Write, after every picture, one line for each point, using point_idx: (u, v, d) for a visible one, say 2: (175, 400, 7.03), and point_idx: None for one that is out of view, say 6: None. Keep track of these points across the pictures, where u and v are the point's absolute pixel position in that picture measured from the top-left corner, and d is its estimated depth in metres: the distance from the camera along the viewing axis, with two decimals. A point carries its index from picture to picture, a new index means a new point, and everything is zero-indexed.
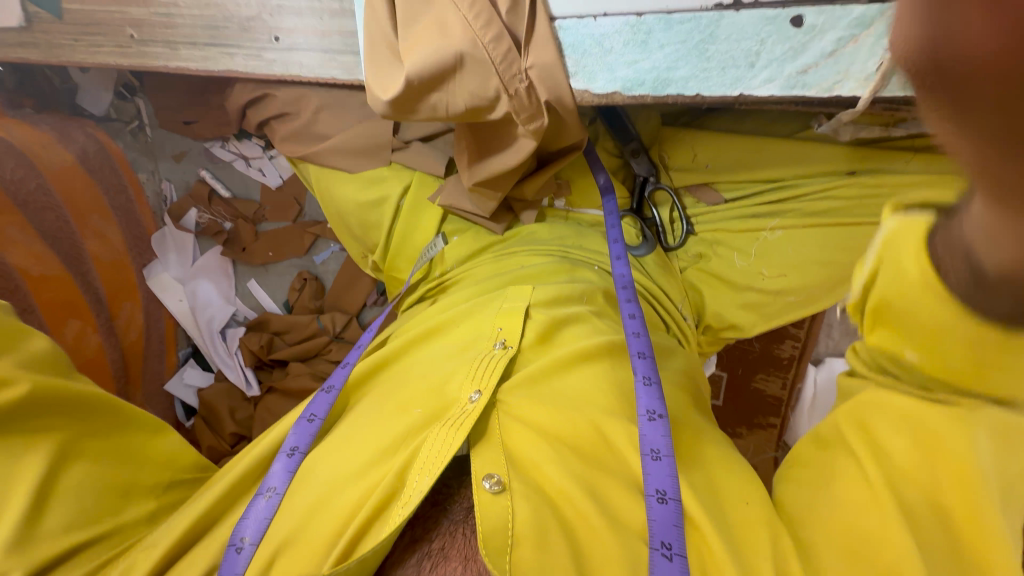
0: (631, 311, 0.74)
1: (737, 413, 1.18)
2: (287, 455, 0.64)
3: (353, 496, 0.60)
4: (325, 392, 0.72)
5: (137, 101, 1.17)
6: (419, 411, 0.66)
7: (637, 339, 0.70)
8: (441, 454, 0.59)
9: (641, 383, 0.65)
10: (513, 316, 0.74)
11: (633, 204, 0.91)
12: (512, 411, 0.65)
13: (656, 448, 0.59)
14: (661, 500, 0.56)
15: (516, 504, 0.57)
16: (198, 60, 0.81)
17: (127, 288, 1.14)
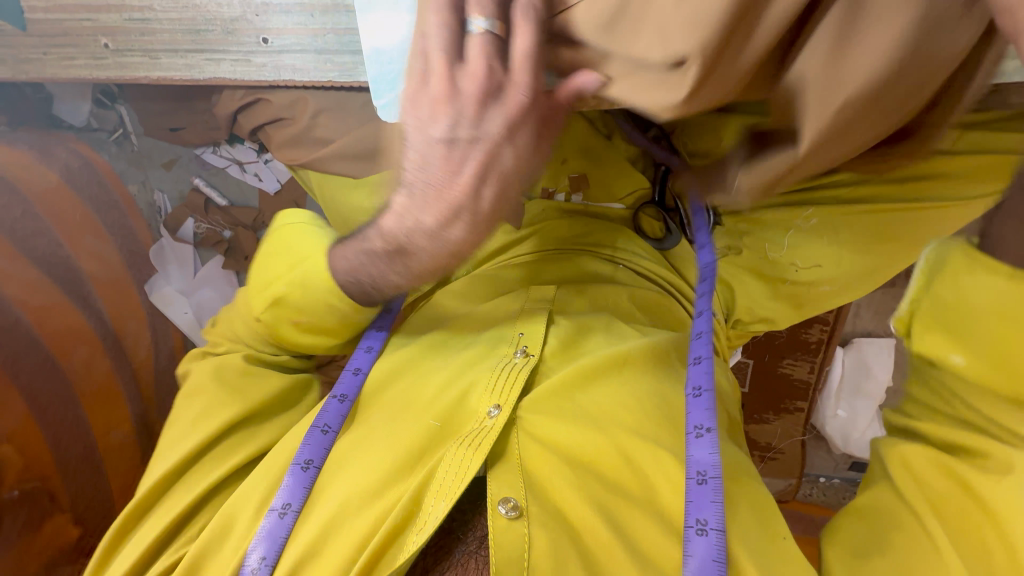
0: (700, 307, 0.70)
1: (761, 398, 1.14)
2: (301, 468, 0.64)
3: (365, 521, 0.61)
4: (337, 400, 0.70)
5: (118, 108, 1.07)
6: (435, 422, 0.66)
7: (700, 341, 0.68)
8: (459, 476, 0.59)
9: (691, 396, 0.64)
10: (535, 320, 0.73)
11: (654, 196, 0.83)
12: (531, 425, 0.65)
13: (702, 469, 0.59)
14: (702, 532, 0.56)
15: (532, 532, 0.57)
16: (181, 68, 0.74)
17: (132, 307, 1.07)
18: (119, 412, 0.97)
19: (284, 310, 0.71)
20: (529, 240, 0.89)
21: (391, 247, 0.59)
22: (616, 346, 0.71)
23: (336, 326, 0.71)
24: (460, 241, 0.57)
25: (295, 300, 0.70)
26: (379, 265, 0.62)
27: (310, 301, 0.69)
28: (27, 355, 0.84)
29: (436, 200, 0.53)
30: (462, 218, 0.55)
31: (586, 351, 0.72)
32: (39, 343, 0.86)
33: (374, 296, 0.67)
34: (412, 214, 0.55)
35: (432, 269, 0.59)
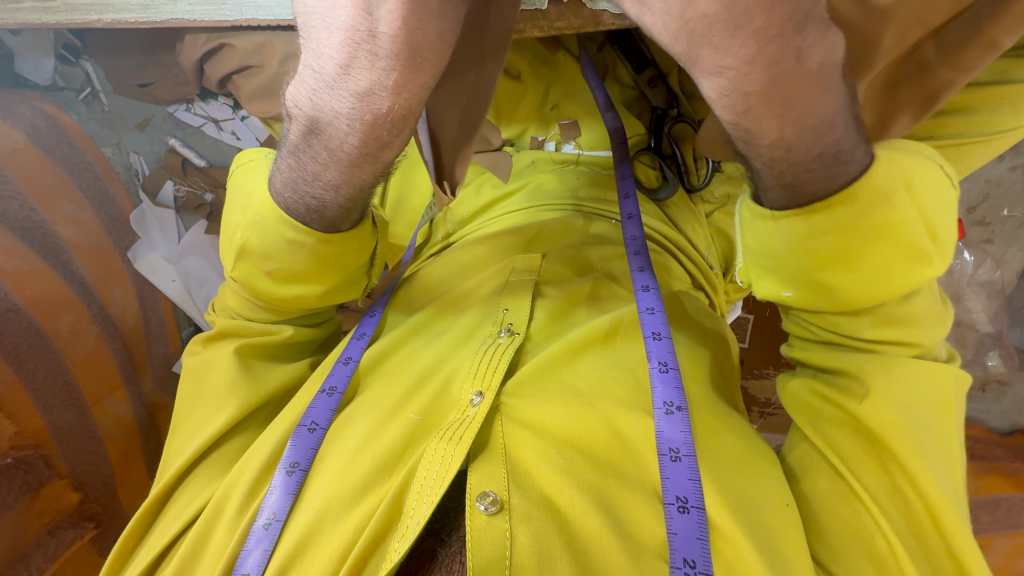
0: (642, 282, 0.69)
1: (765, 352, 1.13)
2: (287, 473, 0.61)
3: (348, 526, 0.56)
4: (326, 394, 0.67)
5: (84, 64, 1.05)
6: (415, 416, 0.62)
7: (652, 317, 0.66)
8: (440, 475, 0.56)
9: (657, 371, 0.62)
10: (519, 295, 0.71)
11: (652, 142, 0.83)
12: (516, 410, 0.61)
13: (675, 446, 0.58)
14: (683, 509, 0.55)
15: (513, 528, 0.53)
16: (136, 10, 0.70)
17: (115, 274, 1.03)
18: (111, 378, 0.96)
19: (251, 264, 0.66)
20: (519, 194, 0.87)
21: (322, 132, 0.50)
22: (602, 317, 0.69)
23: (309, 266, 0.64)
24: (397, 120, 0.47)
25: (255, 247, 0.64)
26: (314, 157, 0.53)
27: (275, 241, 0.63)
28: (12, 318, 0.82)
29: (347, 53, 0.43)
30: (392, 94, 0.45)
31: (571, 323, 0.70)
32: (21, 309, 0.84)
33: (330, 216, 0.60)
34: (335, 97, 0.46)
35: (369, 155, 0.51)
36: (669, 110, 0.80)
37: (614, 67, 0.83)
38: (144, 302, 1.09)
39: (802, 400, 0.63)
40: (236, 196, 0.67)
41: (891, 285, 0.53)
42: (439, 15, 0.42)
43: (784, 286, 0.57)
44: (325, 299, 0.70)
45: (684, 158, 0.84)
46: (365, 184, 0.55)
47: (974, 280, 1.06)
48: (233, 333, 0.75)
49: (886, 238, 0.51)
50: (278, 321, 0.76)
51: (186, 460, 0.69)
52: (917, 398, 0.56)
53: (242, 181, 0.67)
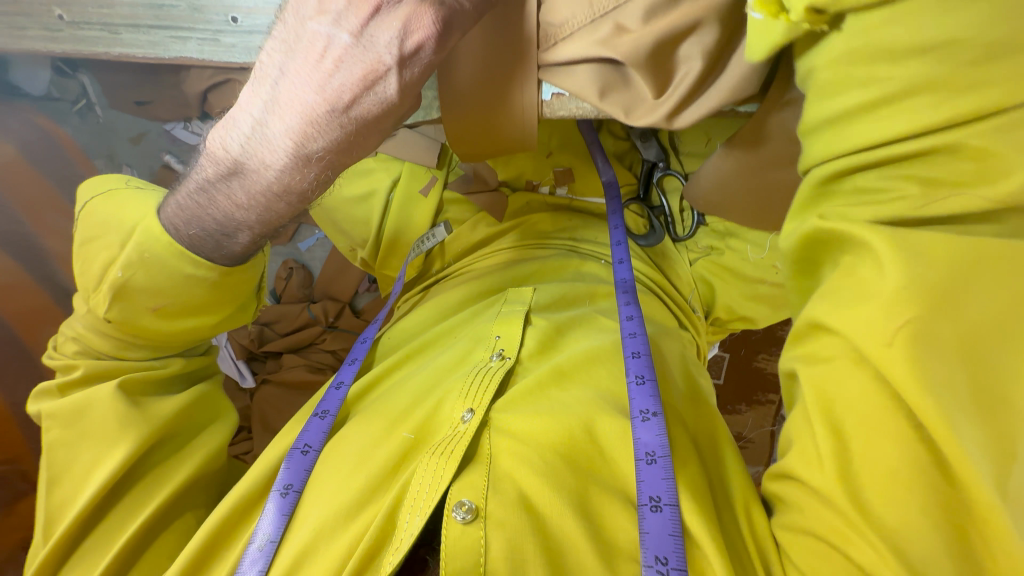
0: (629, 313, 0.73)
1: (739, 389, 1.17)
2: (281, 495, 0.63)
3: (343, 541, 0.58)
4: (319, 418, 0.70)
5: (80, 78, 1.04)
6: (409, 434, 0.65)
7: (634, 339, 0.70)
8: (432, 489, 0.58)
9: (633, 383, 0.65)
10: (512, 323, 0.74)
11: (640, 192, 0.88)
12: (505, 423, 0.63)
13: (651, 449, 0.60)
14: (656, 508, 0.56)
15: (489, 535, 0.55)
16: (144, 46, 0.70)
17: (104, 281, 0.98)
18: None
19: (133, 302, 0.63)
20: (512, 232, 0.90)
21: (243, 175, 0.53)
22: (593, 341, 0.72)
23: (205, 298, 0.64)
24: (321, 179, 0.54)
25: (141, 283, 0.61)
26: (228, 197, 0.55)
27: (169, 277, 0.61)
28: None
29: (297, 128, 0.49)
30: (325, 164, 0.52)
31: (562, 349, 0.72)
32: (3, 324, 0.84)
33: (236, 253, 0.61)
34: (269, 146, 0.50)
35: (290, 200, 0.55)
36: (658, 164, 0.84)
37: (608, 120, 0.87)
38: None
39: None
40: (105, 225, 0.63)
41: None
42: (385, 117, 0.50)
43: None
44: (218, 328, 0.70)
45: (671, 208, 0.88)
46: (277, 224, 0.58)
47: None
48: (106, 376, 0.68)
49: None
50: (162, 356, 0.73)
51: (146, 467, 0.67)
52: None
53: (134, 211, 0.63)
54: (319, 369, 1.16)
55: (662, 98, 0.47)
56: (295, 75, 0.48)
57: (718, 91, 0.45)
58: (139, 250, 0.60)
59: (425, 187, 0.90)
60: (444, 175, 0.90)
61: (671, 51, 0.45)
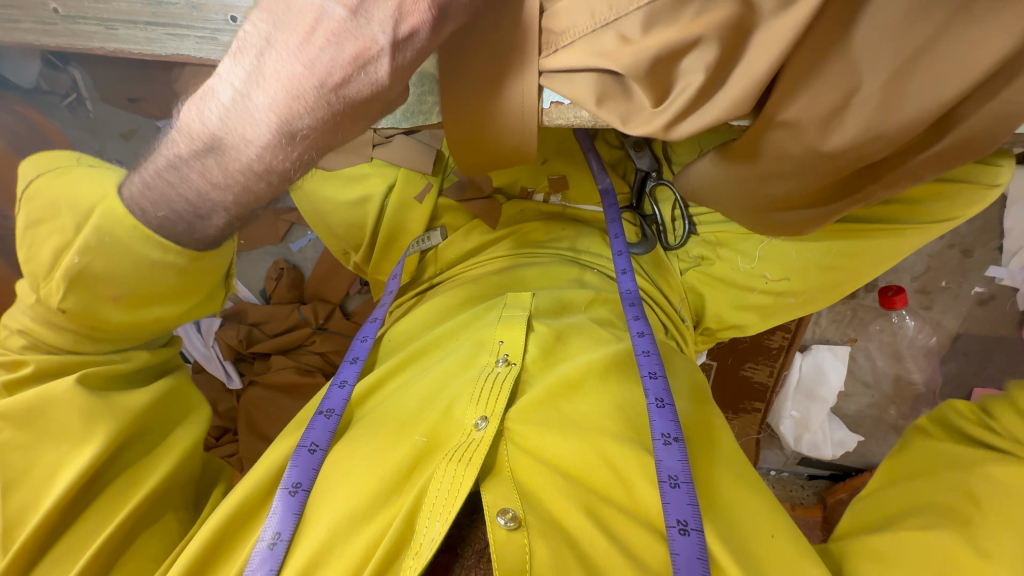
0: (639, 328, 0.77)
1: (725, 397, 1.19)
2: (289, 492, 0.64)
3: (362, 541, 0.61)
4: (324, 416, 0.71)
5: (72, 72, 0.99)
6: (423, 437, 0.67)
7: (648, 359, 0.74)
8: (452, 494, 0.61)
9: (654, 406, 0.69)
10: (515, 328, 0.75)
11: (633, 201, 0.89)
12: (519, 436, 0.67)
13: (673, 474, 0.63)
14: (684, 532, 0.59)
15: (532, 542, 0.58)
16: (141, 42, 0.69)
17: None
18: None
19: (92, 291, 0.56)
20: (505, 241, 0.90)
21: (220, 151, 0.47)
22: (597, 355, 0.74)
23: (170, 288, 0.58)
24: (306, 159, 0.49)
25: (101, 269, 0.54)
26: (198, 175, 0.49)
27: (128, 262, 0.54)
28: None
29: (284, 100, 0.44)
30: (312, 143, 0.48)
31: (561, 359, 0.74)
32: None
33: (210, 237, 0.55)
34: (251, 118, 0.45)
35: (271, 180, 0.49)
36: (651, 174, 0.85)
37: (603, 129, 0.88)
38: None
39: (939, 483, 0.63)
40: (57, 207, 0.54)
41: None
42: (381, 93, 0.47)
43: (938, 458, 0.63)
44: (188, 315, 0.65)
45: (663, 217, 0.89)
46: (256, 206, 0.52)
47: (913, 343, 1.13)
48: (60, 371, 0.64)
49: None
50: (122, 349, 0.69)
51: (132, 468, 0.66)
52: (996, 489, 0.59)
53: (82, 185, 0.55)
54: (308, 371, 1.15)
55: (662, 107, 0.47)
56: (284, 42, 0.44)
57: (719, 103, 0.45)
58: (99, 232, 0.53)
59: (420, 194, 0.87)
60: (439, 182, 0.88)
61: (673, 63, 0.44)
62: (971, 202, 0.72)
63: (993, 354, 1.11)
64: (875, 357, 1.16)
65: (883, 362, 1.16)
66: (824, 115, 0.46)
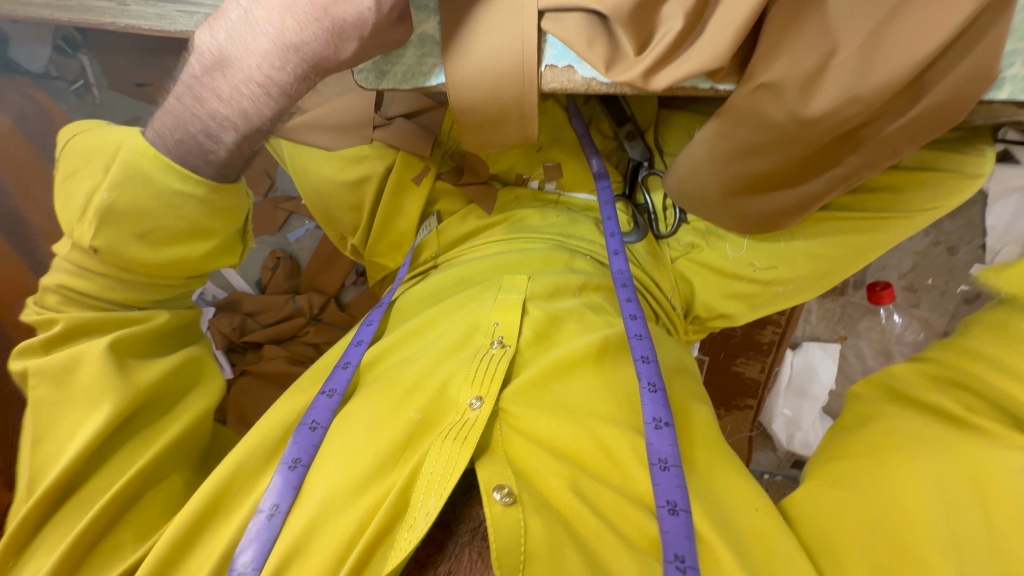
0: (631, 310, 0.76)
1: (718, 393, 1.19)
2: (288, 468, 0.63)
3: (353, 516, 0.61)
4: (325, 395, 0.69)
5: (81, 58, 1.05)
6: (416, 415, 0.67)
7: (640, 342, 0.72)
8: (447, 470, 0.61)
9: (645, 391, 0.67)
10: (510, 310, 0.76)
11: (626, 190, 0.92)
12: (513, 417, 0.67)
13: (663, 457, 0.62)
14: (673, 512, 0.58)
15: (527, 519, 0.59)
16: (151, 18, 0.71)
17: None
18: None
19: (119, 226, 0.59)
20: (501, 225, 0.92)
21: (227, 66, 0.51)
22: (590, 338, 0.75)
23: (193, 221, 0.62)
24: (302, 76, 0.52)
25: (127, 205, 0.58)
26: (211, 92, 0.53)
27: (153, 195, 0.58)
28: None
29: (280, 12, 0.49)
30: (303, 54, 0.50)
31: (557, 343, 0.75)
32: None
33: (221, 159, 0.58)
34: (253, 32, 0.49)
35: (272, 97, 0.52)
36: (643, 163, 0.89)
37: (597, 119, 0.91)
38: None
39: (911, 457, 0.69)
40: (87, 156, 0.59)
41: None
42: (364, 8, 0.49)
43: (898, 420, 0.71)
44: (207, 260, 0.68)
45: (655, 207, 0.92)
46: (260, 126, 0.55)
47: (902, 340, 1.14)
48: (89, 330, 0.65)
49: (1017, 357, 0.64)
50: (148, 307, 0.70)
51: (143, 433, 0.65)
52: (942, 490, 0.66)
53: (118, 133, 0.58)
54: (300, 361, 1.14)
55: (643, 55, 0.50)
56: None
57: (695, 54, 0.48)
58: (126, 166, 0.57)
59: (418, 176, 0.89)
60: (436, 165, 0.90)
61: (654, 12, 0.49)
62: (956, 195, 0.74)
63: None
64: (866, 353, 1.16)
65: (873, 359, 1.15)
66: (803, 75, 0.49)
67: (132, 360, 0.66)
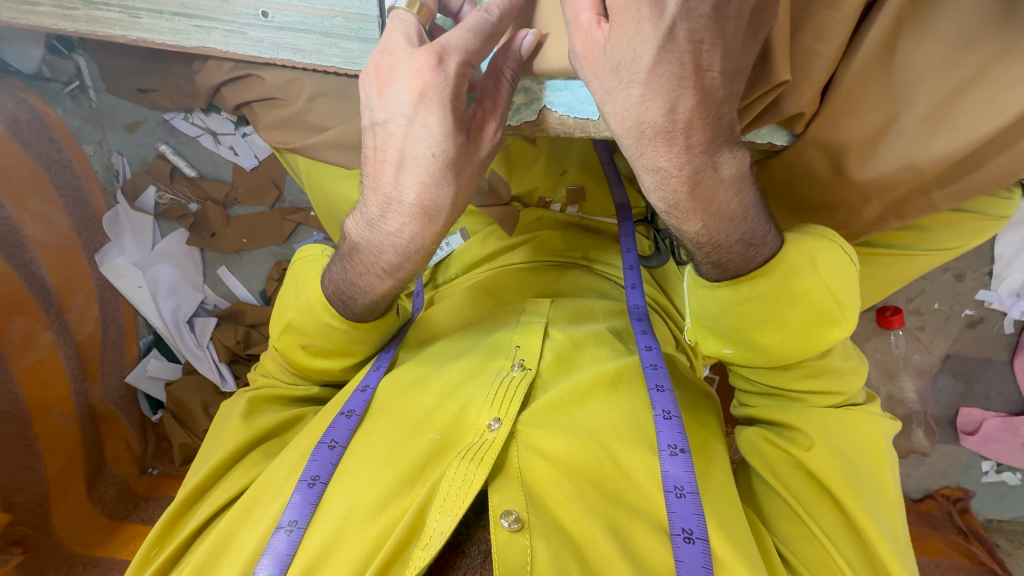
0: (646, 342, 0.74)
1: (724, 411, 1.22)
2: (307, 485, 0.65)
3: (371, 532, 0.61)
4: (344, 416, 0.71)
5: (77, 59, 0.98)
6: (435, 435, 0.67)
7: (655, 371, 0.71)
8: (463, 491, 0.61)
9: (660, 417, 0.67)
10: (532, 335, 0.76)
11: (648, 215, 0.90)
12: (532, 439, 0.66)
13: (679, 484, 0.63)
14: (689, 540, 0.60)
15: (534, 544, 0.58)
16: (165, 32, 0.70)
17: (80, 278, 1.05)
18: (62, 388, 0.99)
19: (291, 337, 0.74)
20: (524, 247, 0.90)
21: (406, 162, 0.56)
22: (610, 362, 0.74)
23: (337, 345, 0.73)
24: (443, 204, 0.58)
25: (299, 323, 0.72)
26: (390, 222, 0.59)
27: (315, 321, 0.71)
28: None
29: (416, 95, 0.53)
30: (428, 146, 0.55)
31: (577, 366, 0.74)
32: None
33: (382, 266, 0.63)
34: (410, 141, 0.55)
35: (423, 215, 0.58)
36: None
37: None
38: (105, 308, 1.11)
39: (758, 447, 0.70)
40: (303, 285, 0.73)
41: (807, 346, 0.60)
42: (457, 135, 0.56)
43: (723, 347, 0.64)
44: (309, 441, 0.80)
45: None
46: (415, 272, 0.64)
47: (908, 362, 1.17)
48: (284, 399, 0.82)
49: (807, 304, 0.57)
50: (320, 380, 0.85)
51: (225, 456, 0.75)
52: (855, 470, 0.64)
53: (302, 275, 0.75)
54: None
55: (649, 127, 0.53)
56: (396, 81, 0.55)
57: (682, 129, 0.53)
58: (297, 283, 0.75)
59: None
60: None
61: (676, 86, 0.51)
62: (976, 234, 0.75)
63: (980, 374, 1.15)
64: (869, 371, 1.22)
65: (874, 377, 1.22)
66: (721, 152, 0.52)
67: (271, 410, 0.81)
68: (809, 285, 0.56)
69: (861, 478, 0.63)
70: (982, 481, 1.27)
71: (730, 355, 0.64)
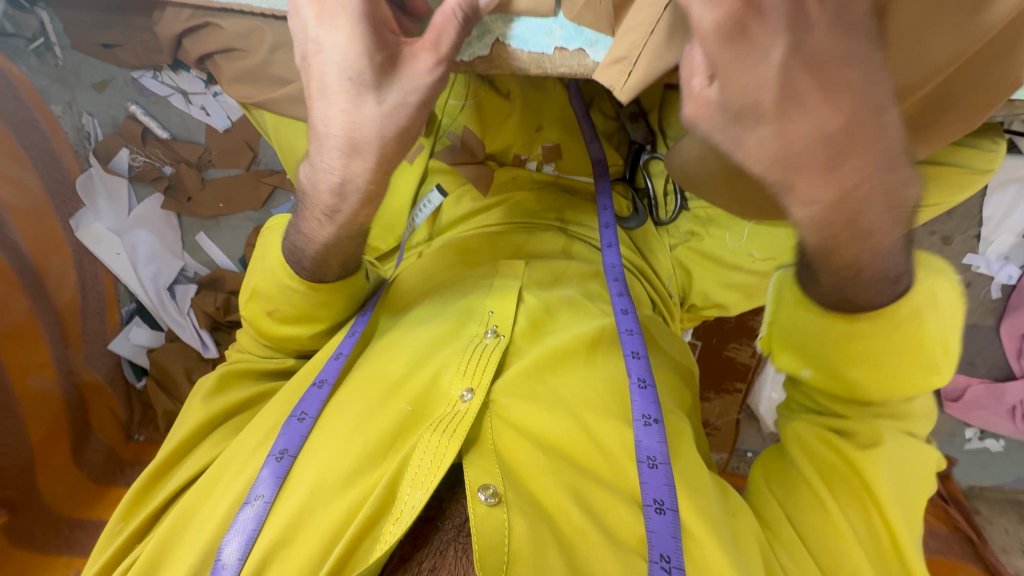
0: (622, 306, 0.73)
1: (707, 378, 1.21)
2: (276, 459, 0.64)
3: (342, 506, 0.61)
4: (317, 387, 0.70)
5: (40, 14, 0.96)
6: (406, 407, 0.66)
7: (631, 338, 0.70)
8: (435, 464, 0.60)
9: (635, 386, 0.66)
10: (505, 298, 0.74)
11: (626, 173, 0.89)
12: (505, 409, 0.66)
13: (652, 455, 0.62)
14: (660, 511, 0.59)
15: (511, 519, 0.58)
16: None
17: (55, 243, 1.04)
18: (42, 353, 0.98)
19: (256, 305, 0.73)
20: (498, 208, 0.88)
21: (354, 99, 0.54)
22: (586, 326, 0.73)
23: (305, 309, 0.72)
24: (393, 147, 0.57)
25: (265, 288, 0.72)
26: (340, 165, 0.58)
27: (278, 286, 0.70)
28: None
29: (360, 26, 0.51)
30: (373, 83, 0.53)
31: (551, 331, 0.73)
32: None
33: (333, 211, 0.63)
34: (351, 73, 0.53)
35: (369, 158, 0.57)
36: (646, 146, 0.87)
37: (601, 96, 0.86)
38: (84, 274, 1.10)
39: (805, 443, 0.66)
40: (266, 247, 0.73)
41: (906, 383, 0.58)
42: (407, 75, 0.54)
43: (801, 367, 0.63)
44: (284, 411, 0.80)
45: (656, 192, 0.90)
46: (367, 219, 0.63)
47: None
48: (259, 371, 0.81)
49: (918, 346, 0.56)
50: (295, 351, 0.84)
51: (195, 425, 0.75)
52: (903, 482, 0.61)
53: (269, 236, 0.74)
54: None
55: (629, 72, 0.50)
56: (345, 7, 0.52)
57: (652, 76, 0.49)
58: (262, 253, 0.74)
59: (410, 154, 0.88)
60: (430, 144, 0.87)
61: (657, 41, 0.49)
62: (959, 190, 0.73)
63: (966, 341, 1.14)
64: None
65: None
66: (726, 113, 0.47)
67: (246, 380, 0.80)
68: (920, 321, 0.55)
69: (903, 489, 0.61)
70: (965, 448, 1.27)
71: (809, 376, 0.63)
